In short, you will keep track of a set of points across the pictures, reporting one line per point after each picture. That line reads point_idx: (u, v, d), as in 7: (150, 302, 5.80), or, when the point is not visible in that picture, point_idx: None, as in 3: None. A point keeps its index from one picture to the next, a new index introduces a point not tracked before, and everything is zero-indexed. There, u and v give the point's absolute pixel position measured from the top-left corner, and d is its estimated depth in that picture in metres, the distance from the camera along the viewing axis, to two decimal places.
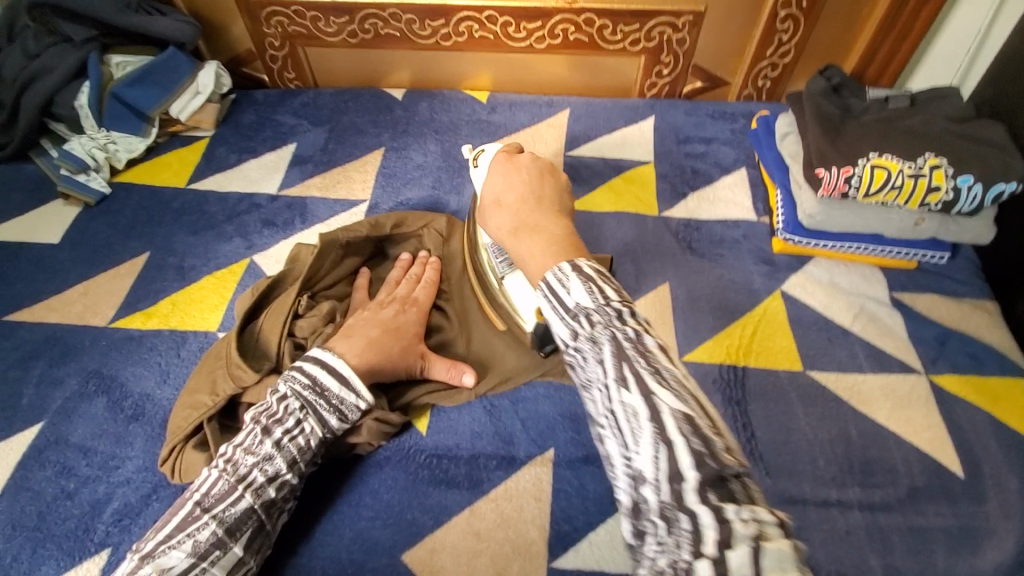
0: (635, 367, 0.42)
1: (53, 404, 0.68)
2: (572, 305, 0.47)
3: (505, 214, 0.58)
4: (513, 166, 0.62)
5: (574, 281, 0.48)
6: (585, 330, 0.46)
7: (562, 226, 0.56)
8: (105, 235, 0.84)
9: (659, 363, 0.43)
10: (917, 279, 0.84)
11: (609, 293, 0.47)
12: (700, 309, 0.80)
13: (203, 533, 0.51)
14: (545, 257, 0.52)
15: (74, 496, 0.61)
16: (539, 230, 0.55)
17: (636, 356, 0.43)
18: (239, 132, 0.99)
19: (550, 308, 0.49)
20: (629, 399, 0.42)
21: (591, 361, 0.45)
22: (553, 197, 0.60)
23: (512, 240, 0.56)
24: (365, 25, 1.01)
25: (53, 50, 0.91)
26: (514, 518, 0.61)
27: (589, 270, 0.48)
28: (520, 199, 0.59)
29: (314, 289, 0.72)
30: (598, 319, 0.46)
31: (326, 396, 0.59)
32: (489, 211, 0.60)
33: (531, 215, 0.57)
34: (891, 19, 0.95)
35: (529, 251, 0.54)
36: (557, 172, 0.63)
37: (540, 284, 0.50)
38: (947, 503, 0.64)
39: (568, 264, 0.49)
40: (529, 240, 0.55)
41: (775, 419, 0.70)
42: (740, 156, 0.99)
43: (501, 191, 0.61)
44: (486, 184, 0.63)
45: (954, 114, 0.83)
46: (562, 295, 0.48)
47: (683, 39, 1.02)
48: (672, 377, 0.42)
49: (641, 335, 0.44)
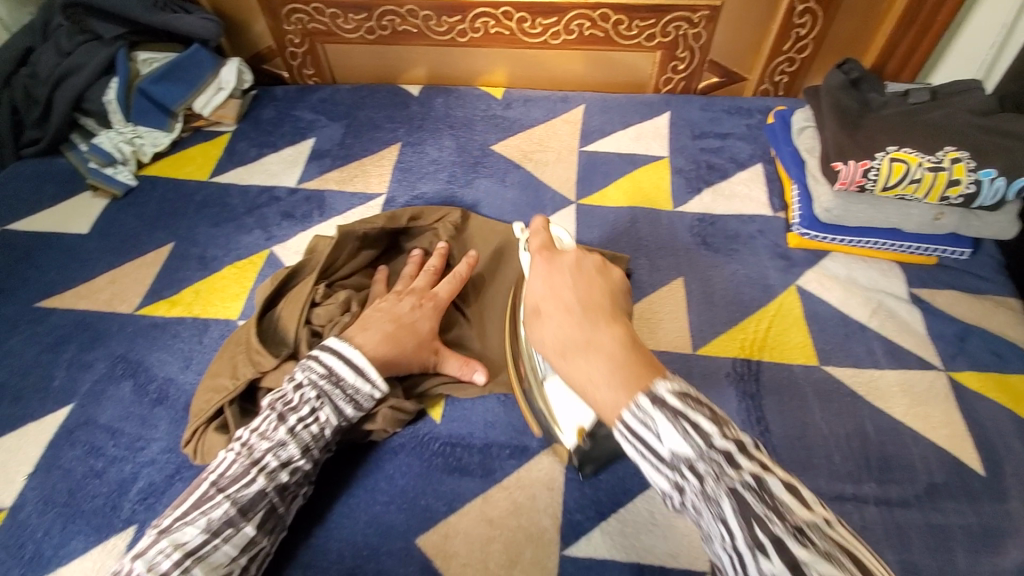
0: (768, 526, 0.37)
1: (82, 386, 0.70)
2: (667, 454, 0.43)
3: (549, 323, 0.52)
4: (555, 267, 0.56)
5: (661, 423, 0.43)
6: (693, 485, 0.42)
7: (618, 335, 0.49)
8: (132, 226, 0.87)
9: (792, 514, 0.37)
10: (937, 275, 0.83)
11: (706, 429, 0.42)
12: (714, 303, 0.80)
13: (216, 512, 0.53)
14: (615, 388, 0.46)
15: (102, 475, 0.63)
16: (593, 347, 0.49)
17: (764, 513, 0.38)
18: (260, 127, 1.01)
19: (636, 451, 0.45)
20: (771, 568, 0.36)
21: (708, 517, 0.41)
22: (604, 300, 0.53)
23: (562, 361, 0.51)
24: (382, 22, 1.03)
25: (84, 47, 0.95)
26: (526, 506, 0.62)
27: (672, 399, 0.43)
28: (565, 307, 0.52)
29: (331, 279, 0.74)
30: (704, 470, 0.41)
31: (342, 386, 0.60)
32: (532, 323, 0.54)
33: (583, 332, 0.50)
34: (912, 14, 0.94)
35: (592, 378, 0.48)
36: (608, 269, 0.57)
37: (619, 424, 0.46)
38: (966, 500, 0.63)
39: (647, 395, 0.44)
40: (586, 362, 0.49)
41: (790, 413, 0.70)
42: (756, 151, 0.98)
43: (543, 297, 0.54)
44: (526, 289, 0.57)
45: (978, 107, 0.81)
46: (653, 443, 0.43)
47: (699, 34, 1.02)
48: (815, 530, 0.37)
49: (762, 479, 0.39)
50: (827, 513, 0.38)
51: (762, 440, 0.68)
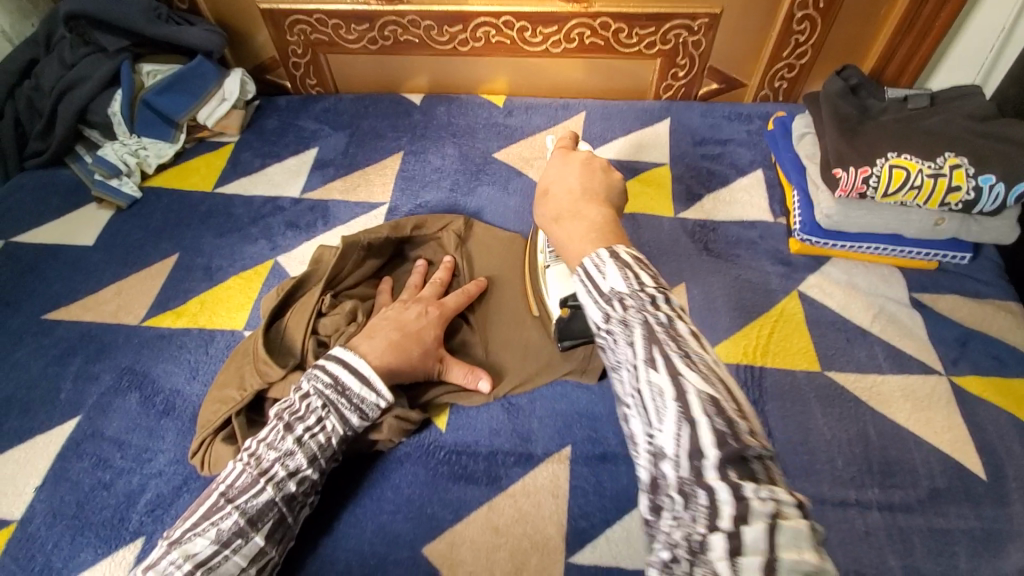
0: (665, 348, 0.41)
1: (89, 398, 0.71)
2: (607, 290, 0.46)
3: (551, 203, 0.57)
4: (568, 159, 0.61)
5: (610, 267, 0.46)
6: (617, 313, 0.45)
7: (604, 214, 0.54)
8: (137, 237, 0.88)
9: (687, 346, 0.41)
10: (937, 280, 0.83)
11: (645, 280, 0.45)
12: (716, 310, 0.80)
13: (226, 521, 0.53)
14: (585, 242, 0.50)
15: (110, 486, 0.63)
16: (580, 217, 0.54)
17: (665, 338, 0.42)
18: (263, 137, 1.02)
19: (584, 290, 0.47)
20: (657, 378, 0.41)
21: (620, 342, 0.44)
22: (602, 188, 0.57)
23: (554, 227, 0.56)
24: (384, 32, 1.03)
25: (88, 60, 0.95)
26: (532, 513, 0.62)
27: (626, 256, 0.47)
28: (569, 189, 0.57)
29: (336, 289, 0.74)
30: (631, 304, 0.44)
31: (348, 395, 0.61)
32: (540, 202, 0.59)
33: (577, 205, 0.55)
34: (911, 18, 0.94)
35: (569, 237, 0.53)
36: (612, 170, 0.61)
37: (577, 270, 0.49)
38: (969, 505, 0.64)
39: (607, 249, 0.48)
40: (571, 226, 0.53)
41: (793, 418, 0.70)
42: (756, 157, 0.99)
43: (554, 180, 0.60)
44: (542, 175, 0.62)
45: (978, 112, 0.82)
46: (598, 279, 0.46)
47: (698, 41, 1.02)
48: (703, 362, 0.41)
49: (674, 321, 0.43)
50: (719, 363, 0.43)
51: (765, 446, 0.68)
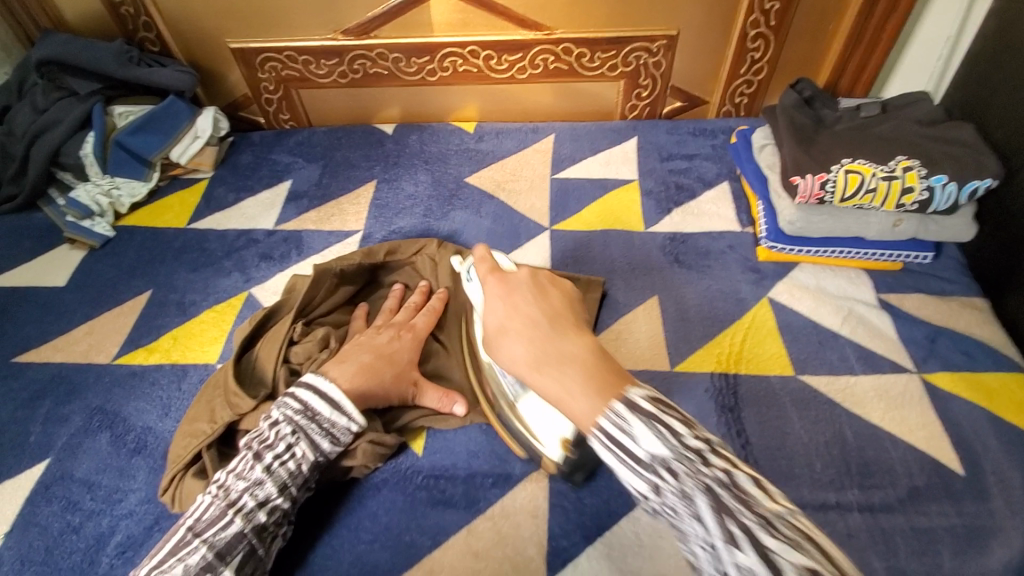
0: (741, 520, 0.38)
1: (59, 441, 0.69)
2: (645, 456, 0.42)
3: (514, 340, 0.52)
4: (507, 289, 0.58)
5: (637, 425, 0.43)
6: (668, 484, 0.41)
7: (587, 347, 0.50)
8: (110, 275, 0.88)
9: (761, 507, 0.38)
10: (903, 280, 0.85)
11: (681, 431, 0.43)
12: (689, 320, 0.81)
13: (193, 557, 0.51)
14: (593, 397, 0.46)
15: (79, 530, 0.62)
16: (565, 361, 0.49)
17: (737, 506, 0.38)
18: (237, 173, 1.03)
19: (615, 458, 0.44)
20: (746, 560, 0.37)
21: (682, 515, 0.40)
22: (565, 311, 0.55)
23: (535, 377, 0.50)
24: (354, 66, 1.06)
25: (60, 104, 0.97)
26: (512, 535, 0.61)
27: (646, 404, 0.44)
28: (530, 322, 0.53)
29: (309, 317, 0.74)
30: (680, 469, 0.41)
31: (318, 420, 0.60)
32: (498, 343, 0.54)
33: (547, 342, 0.51)
34: (859, 31, 0.99)
35: (565, 390, 0.48)
36: (558, 281, 0.59)
37: (591, 431, 0.45)
38: (948, 501, 0.64)
39: (621, 401, 0.45)
40: (561, 372, 0.48)
41: (769, 424, 0.71)
42: (721, 170, 1.01)
43: (505, 317, 0.55)
44: (484, 311, 0.58)
45: (925, 117, 0.86)
46: (630, 445, 0.43)
47: (659, 62, 1.06)
48: (782, 520, 0.38)
49: (733, 475, 0.40)
50: (791, 506, 0.39)
51: (742, 453, 0.68)
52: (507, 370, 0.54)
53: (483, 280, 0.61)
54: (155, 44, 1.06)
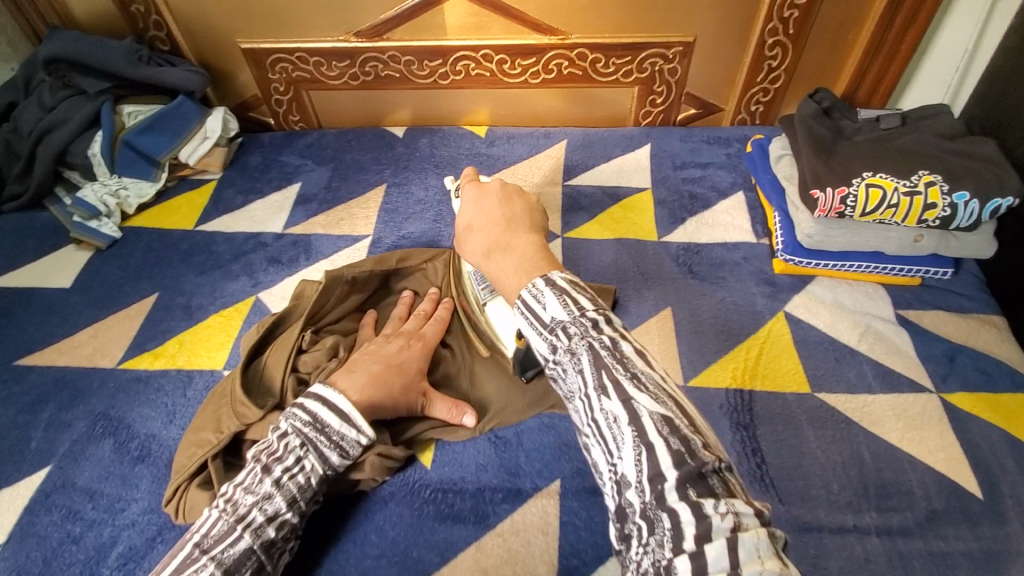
0: (613, 373, 0.43)
1: (61, 447, 0.68)
2: (549, 320, 0.47)
3: (478, 235, 0.61)
4: (483, 192, 0.66)
5: (549, 296, 0.48)
6: (563, 345, 0.46)
7: (532, 242, 0.58)
8: (116, 278, 0.86)
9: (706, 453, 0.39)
10: (922, 296, 0.83)
11: (583, 304, 0.47)
12: (703, 333, 0.80)
13: (202, 575, 0.50)
14: (521, 274, 0.54)
15: (80, 540, 0.61)
16: (510, 249, 0.58)
17: (613, 363, 0.43)
18: (245, 174, 1.02)
19: (527, 323, 0.49)
20: (609, 406, 0.42)
21: (570, 372, 0.46)
22: (524, 215, 0.62)
23: (488, 261, 0.59)
24: (366, 68, 1.05)
25: (68, 103, 0.96)
26: (521, 553, 0.60)
27: (562, 282, 0.49)
28: (492, 221, 0.61)
29: (318, 324, 0.73)
30: (574, 332, 0.46)
31: (327, 432, 0.59)
32: (465, 237, 0.64)
33: (503, 236, 0.59)
34: (879, 40, 0.97)
35: (504, 272, 0.56)
36: (524, 194, 0.65)
37: (517, 302, 0.51)
38: (969, 526, 0.62)
39: (541, 278, 0.50)
40: (503, 259, 0.57)
41: (785, 443, 0.69)
42: (736, 180, 1.00)
43: (473, 217, 0.64)
44: (459, 213, 0.66)
45: (947, 131, 0.84)
46: (539, 311, 0.48)
47: (674, 69, 1.05)
48: (651, 380, 0.43)
49: (618, 342, 0.45)
50: (665, 376, 0.44)
51: (757, 471, 0.67)
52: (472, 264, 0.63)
53: (464, 190, 0.69)
54: (165, 43, 1.05)
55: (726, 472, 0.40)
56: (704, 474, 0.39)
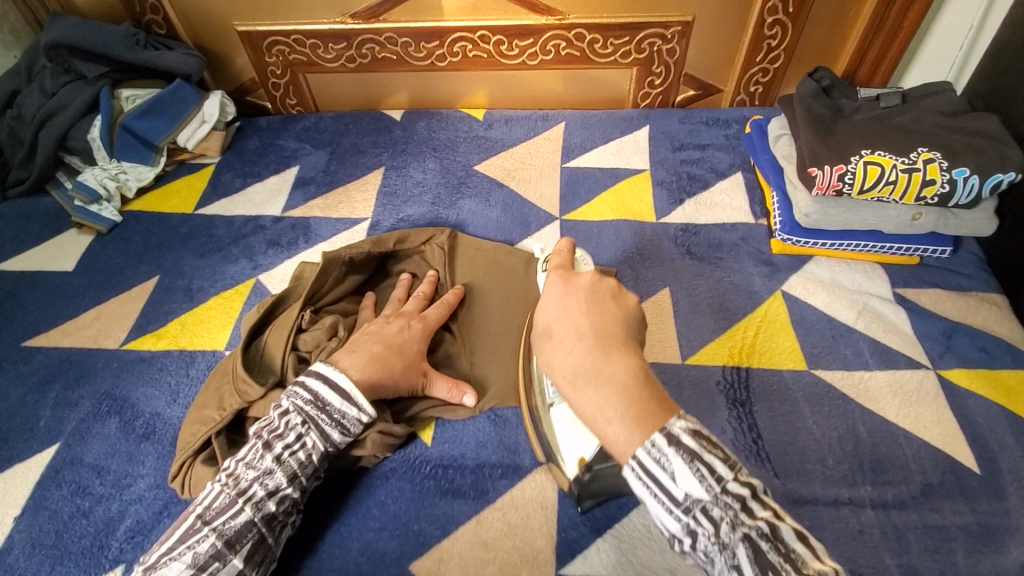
0: (783, 574, 0.41)
1: (68, 425, 0.69)
2: (681, 496, 0.45)
3: (562, 347, 0.50)
4: (569, 291, 0.54)
5: (676, 462, 0.44)
6: (705, 530, 0.44)
7: (630, 368, 0.49)
8: (118, 260, 0.87)
9: (806, 564, 0.41)
10: (919, 274, 0.84)
11: (719, 471, 0.44)
12: (701, 313, 0.80)
13: (203, 545, 0.52)
14: (627, 427, 0.46)
15: (89, 514, 0.62)
16: (603, 379, 0.48)
17: (779, 563, 0.41)
18: (244, 158, 1.02)
19: (647, 490, 0.45)
20: None
21: (720, 565, 0.44)
22: (617, 329, 0.51)
23: (571, 391, 0.49)
24: (362, 50, 1.05)
25: (67, 88, 0.96)
26: (521, 526, 0.61)
27: (687, 439, 0.45)
28: (579, 335, 0.50)
29: (317, 305, 0.74)
30: (719, 515, 0.44)
31: (328, 410, 0.60)
32: (542, 345, 0.53)
33: (593, 360, 0.49)
34: (880, 17, 0.96)
35: (603, 412, 0.47)
36: (621, 294, 0.55)
37: (629, 460, 0.46)
38: (963, 499, 0.63)
39: (662, 435, 0.45)
40: (594, 394, 0.48)
41: (781, 419, 0.70)
42: (735, 161, 1.00)
43: (554, 320, 0.53)
44: (538, 308, 0.55)
45: (947, 108, 0.84)
46: (668, 484, 0.45)
47: (673, 49, 1.04)
48: (824, 573, 0.40)
49: (774, 526, 0.43)
50: (832, 560, 0.41)
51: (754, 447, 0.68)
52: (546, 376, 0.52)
53: (549, 274, 0.58)
54: (162, 26, 1.04)
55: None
56: None
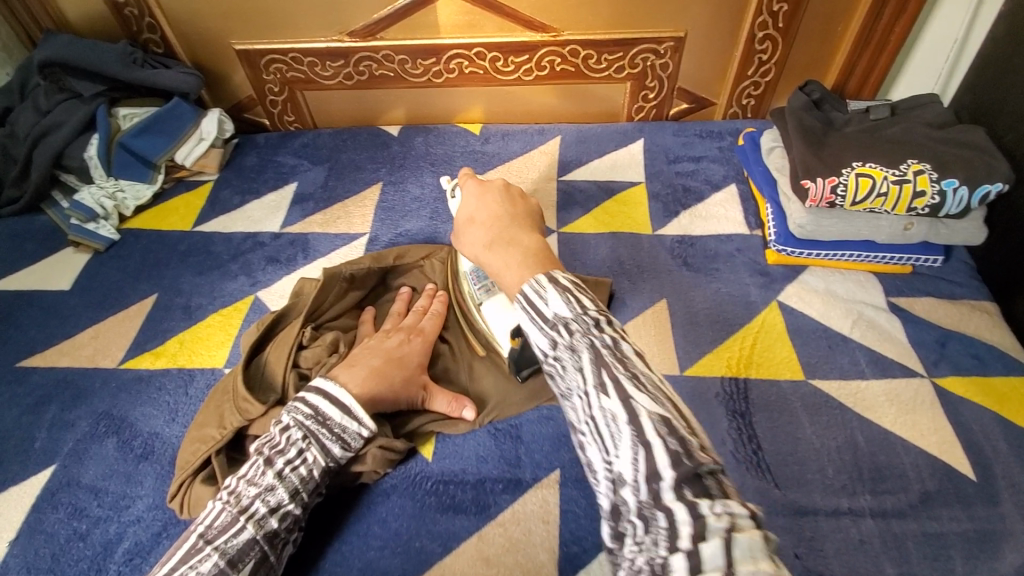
0: (613, 372, 0.42)
1: (65, 446, 0.69)
2: (551, 316, 0.47)
3: (478, 230, 0.62)
4: (484, 190, 0.67)
5: (551, 292, 0.48)
6: (565, 341, 0.46)
7: (535, 240, 0.59)
8: (116, 279, 0.87)
9: (633, 366, 0.43)
10: (913, 284, 0.85)
11: (586, 303, 0.47)
12: (698, 324, 0.81)
13: (205, 565, 0.51)
14: (523, 270, 0.54)
15: (87, 536, 0.61)
16: (513, 242, 0.58)
17: (614, 362, 0.43)
18: (242, 175, 1.03)
19: (528, 317, 0.49)
20: (609, 404, 0.42)
21: (569, 369, 0.45)
22: (524, 214, 0.64)
23: (487, 254, 0.59)
24: (360, 68, 1.06)
25: (64, 106, 0.96)
26: (523, 541, 0.61)
27: (566, 282, 0.49)
28: (494, 218, 0.62)
29: (318, 320, 0.74)
30: (577, 328, 0.46)
31: (328, 425, 0.60)
32: (464, 231, 0.64)
33: (506, 232, 0.60)
34: (868, 32, 0.98)
35: (505, 264, 0.56)
36: (525, 197, 0.67)
37: (517, 298, 0.50)
38: (962, 507, 0.63)
39: (545, 275, 0.49)
40: (504, 252, 0.57)
41: (780, 429, 0.70)
42: (729, 173, 1.01)
43: (475, 210, 0.65)
44: (460, 209, 0.67)
45: (935, 120, 0.86)
46: (541, 307, 0.48)
47: (666, 64, 1.06)
48: (650, 382, 0.43)
49: (619, 342, 0.45)
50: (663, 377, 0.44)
51: (754, 458, 0.68)
52: (470, 257, 0.63)
53: (463, 186, 0.70)
54: (159, 46, 1.05)
55: (721, 477, 0.39)
56: (700, 476, 0.38)
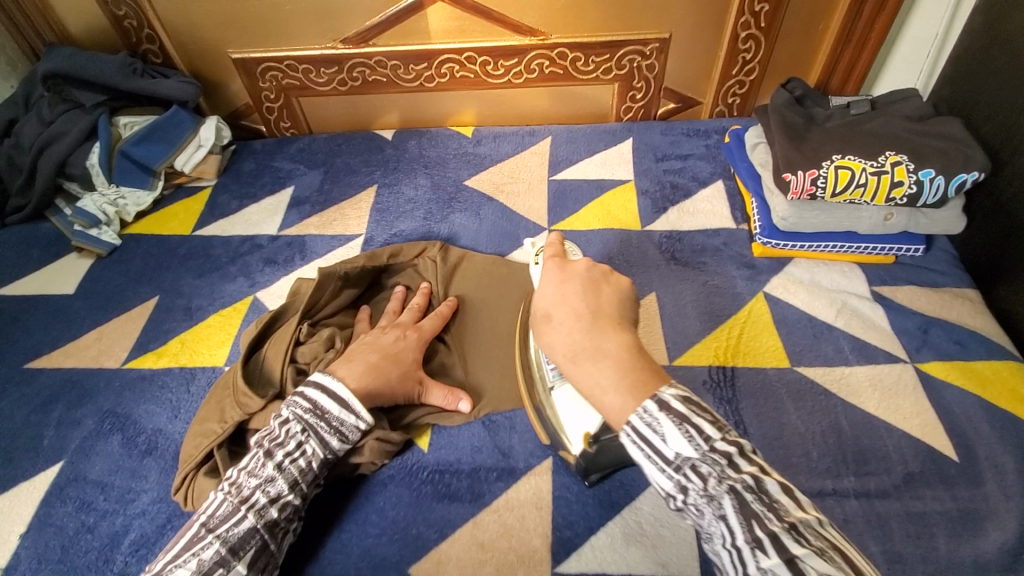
0: (767, 527, 0.41)
1: (71, 443, 0.71)
2: (673, 456, 0.45)
3: (560, 331, 0.53)
4: (566, 276, 0.57)
5: (667, 426, 0.45)
6: (696, 486, 0.44)
7: (625, 344, 0.51)
8: (119, 282, 0.89)
9: (788, 514, 0.42)
10: (895, 273, 0.87)
11: (707, 432, 0.44)
12: (687, 315, 0.83)
13: (207, 552, 0.53)
14: (622, 395, 0.48)
15: (94, 529, 0.63)
16: (602, 355, 0.50)
17: (763, 513, 0.42)
18: (240, 180, 1.05)
19: (642, 453, 0.46)
20: (769, 565, 0.40)
21: (710, 517, 0.44)
22: (612, 309, 0.54)
23: (573, 367, 0.51)
24: (353, 74, 1.08)
25: (66, 116, 0.98)
26: (517, 527, 0.63)
27: (678, 405, 0.46)
28: (575, 315, 0.53)
29: (314, 318, 0.76)
30: (708, 472, 0.44)
31: (326, 418, 0.62)
32: (542, 329, 0.55)
33: (591, 339, 0.51)
34: (849, 29, 1.00)
35: (599, 384, 0.49)
36: (613, 276, 0.58)
37: (623, 428, 0.47)
38: (943, 487, 0.65)
39: (653, 401, 0.46)
40: (595, 369, 0.50)
41: (767, 415, 0.72)
42: (716, 169, 1.03)
43: (552, 303, 0.56)
44: (536, 294, 0.58)
45: (914, 114, 0.88)
46: (659, 445, 0.45)
47: (652, 65, 1.08)
48: (809, 530, 0.42)
49: (761, 481, 0.43)
50: (818, 513, 0.43)
51: None
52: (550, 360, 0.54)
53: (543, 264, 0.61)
54: (158, 56, 1.08)
55: None
56: None
